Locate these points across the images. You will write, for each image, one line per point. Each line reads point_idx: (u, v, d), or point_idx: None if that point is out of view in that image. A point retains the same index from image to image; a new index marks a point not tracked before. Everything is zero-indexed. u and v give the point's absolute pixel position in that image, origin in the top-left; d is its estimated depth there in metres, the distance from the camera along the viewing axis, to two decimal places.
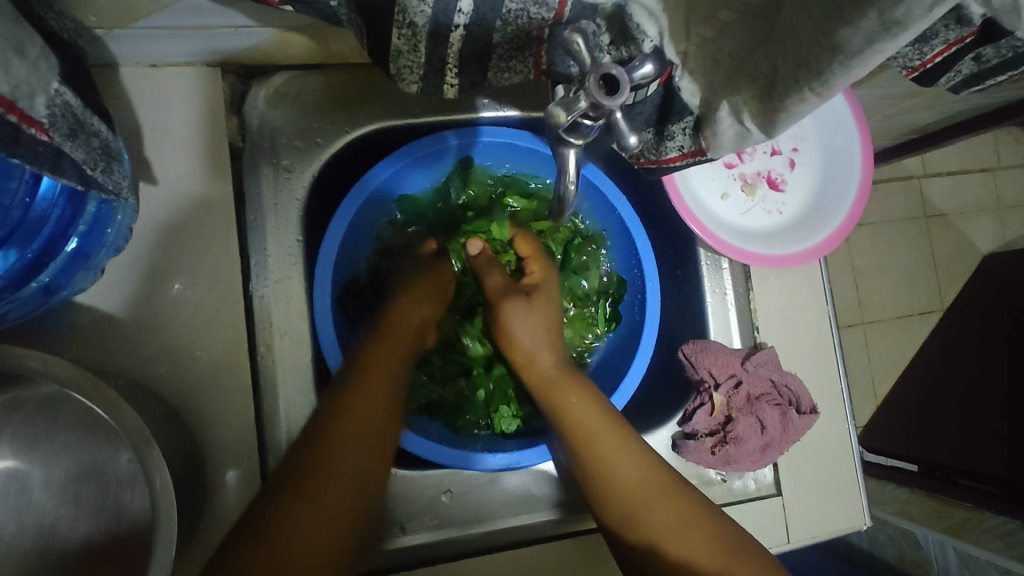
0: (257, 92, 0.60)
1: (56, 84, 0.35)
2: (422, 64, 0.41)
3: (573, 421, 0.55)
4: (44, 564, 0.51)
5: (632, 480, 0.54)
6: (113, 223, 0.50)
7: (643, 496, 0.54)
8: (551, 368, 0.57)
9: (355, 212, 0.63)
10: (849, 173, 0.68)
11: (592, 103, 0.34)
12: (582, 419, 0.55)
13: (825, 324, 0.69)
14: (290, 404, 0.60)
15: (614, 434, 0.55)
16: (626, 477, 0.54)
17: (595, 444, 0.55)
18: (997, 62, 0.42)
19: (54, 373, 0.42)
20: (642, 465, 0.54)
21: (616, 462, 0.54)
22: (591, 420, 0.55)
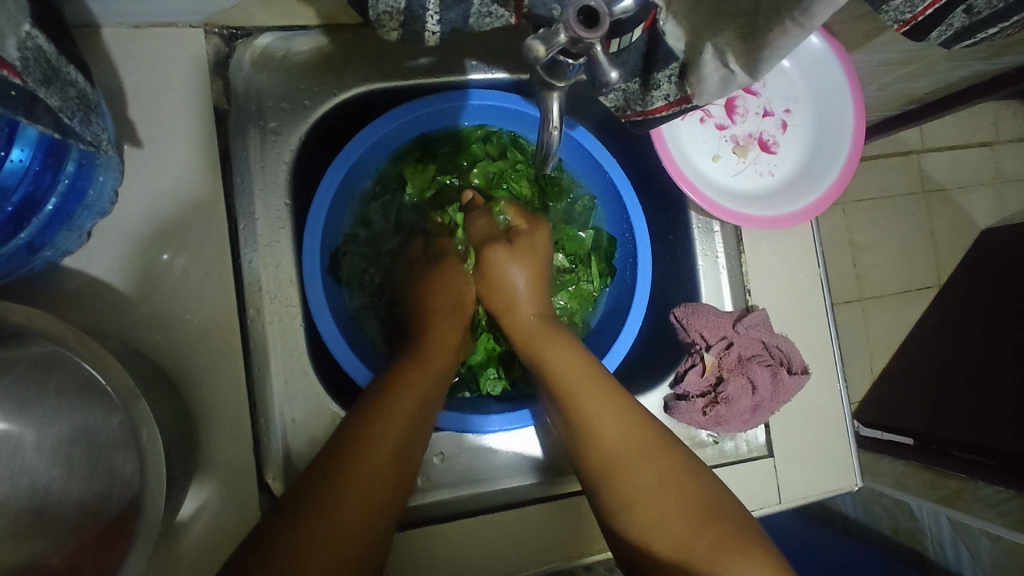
0: (241, 55, 0.59)
1: (27, 27, 0.35)
2: (402, 9, 0.40)
3: (570, 402, 0.55)
4: (40, 524, 0.51)
5: (618, 440, 0.52)
6: (95, 184, 0.50)
7: (638, 477, 0.51)
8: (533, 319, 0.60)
9: (343, 175, 0.62)
10: (841, 135, 0.67)
11: (571, 37, 0.33)
12: (572, 389, 0.55)
13: (817, 287, 0.69)
14: (283, 369, 0.61)
15: (609, 413, 0.53)
16: (608, 428, 0.53)
17: (580, 398, 0.54)
18: (989, 12, 0.42)
19: (38, 328, 0.42)
20: (627, 421, 0.53)
21: (609, 436, 0.53)
22: (573, 368, 0.56)
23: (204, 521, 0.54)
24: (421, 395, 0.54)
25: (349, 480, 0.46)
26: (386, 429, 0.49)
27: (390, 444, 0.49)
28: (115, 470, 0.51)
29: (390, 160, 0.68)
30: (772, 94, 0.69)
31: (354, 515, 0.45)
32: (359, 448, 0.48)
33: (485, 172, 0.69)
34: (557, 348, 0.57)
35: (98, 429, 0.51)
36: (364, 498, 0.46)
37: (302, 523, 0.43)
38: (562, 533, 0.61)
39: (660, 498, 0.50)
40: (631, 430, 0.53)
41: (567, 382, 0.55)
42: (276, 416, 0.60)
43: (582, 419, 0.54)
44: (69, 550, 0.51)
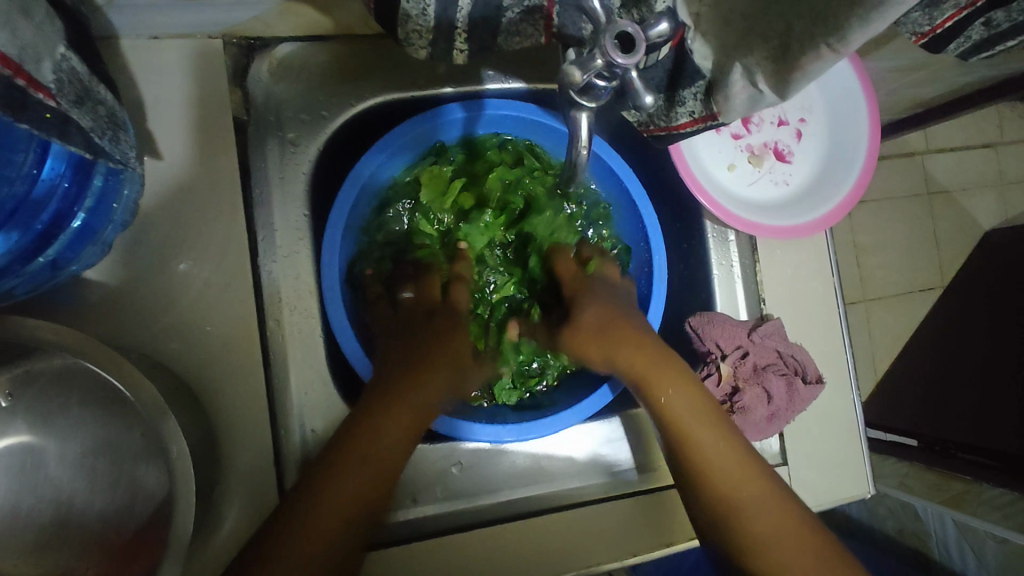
0: (260, 65, 0.59)
1: (62, 49, 0.36)
2: (431, 28, 0.42)
3: (683, 442, 0.57)
4: (61, 537, 0.51)
5: (735, 478, 0.55)
6: (120, 197, 0.50)
7: (754, 510, 0.54)
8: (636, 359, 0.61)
9: (361, 187, 0.62)
10: (856, 145, 0.67)
11: (607, 62, 0.34)
12: (687, 430, 0.57)
13: (831, 295, 0.69)
14: (301, 378, 0.61)
15: (733, 463, 0.55)
16: (720, 466, 0.55)
17: (692, 440, 0.56)
18: (1007, 26, 0.41)
19: (68, 345, 0.42)
20: (737, 460, 0.56)
21: (721, 473, 0.55)
22: (684, 410, 0.58)
23: (226, 530, 0.54)
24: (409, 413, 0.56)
25: (335, 483, 0.50)
26: (380, 444, 0.53)
27: (380, 458, 0.53)
28: (140, 482, 0.51)
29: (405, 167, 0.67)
30: (787, 104, 0.69)
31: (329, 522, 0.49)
32: (341, 465, 0.51)
33: (501, 176, 0.68)
34: (668, 386, 0.59)
35: (123, 441, 0.52)
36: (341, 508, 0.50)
37: (281, 536, 0.47)
38: (583, 542, 0.61)
39: (773, 523, 0.53)
40: (738, 464, 0.56)
41: (681, 420, 0.57)
42: (296, 427, 0.60)
43: (692, 461, 0.56)
44: (94, 562, 0.51)
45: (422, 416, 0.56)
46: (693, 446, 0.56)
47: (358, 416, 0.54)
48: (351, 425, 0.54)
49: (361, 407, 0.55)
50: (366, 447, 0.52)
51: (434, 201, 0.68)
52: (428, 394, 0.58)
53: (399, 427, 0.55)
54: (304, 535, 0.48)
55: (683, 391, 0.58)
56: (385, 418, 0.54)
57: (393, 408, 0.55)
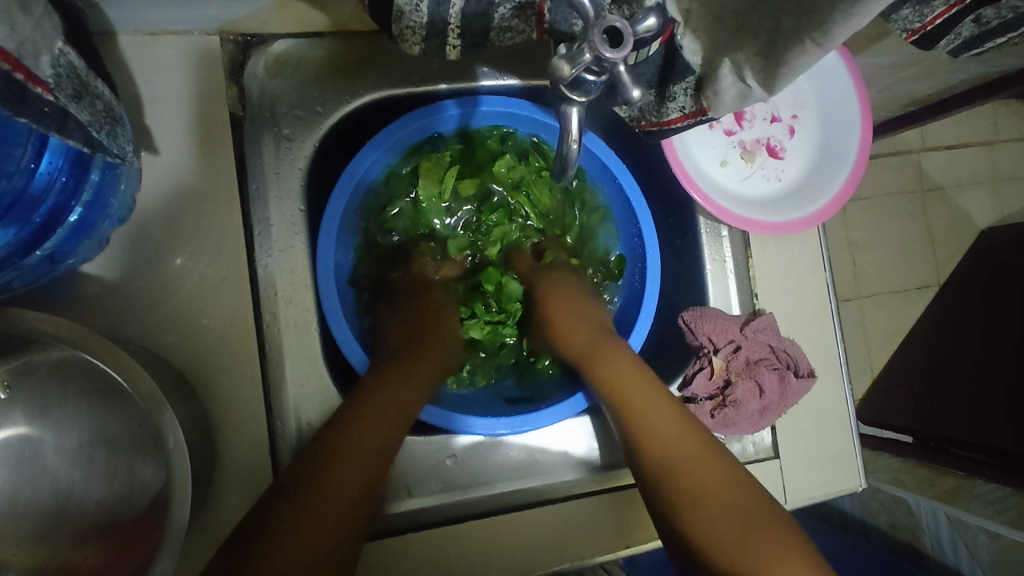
0: (257, 61, 0.60)
1: (60, 44, 0.36)
2: (424, 25, 0.43)
3: (627, 411, 0.56)
4: (58, 528, 0.52)
5: (677, 446, 0.53)
6: (117, 192, 0.50)
7: (691, 474, 0.52)
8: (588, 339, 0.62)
9: (356, 183, 0.63)
10: (848, 141, 0.68)
11: (596, 56, 0.35)
12: (631, 400, 0.56)
13: (823, 291, 0.70)
14: (297, 371, 0.62)
15: (671, 426, 0.55)
16: (664, 432, 0.54)
17: (636, 408, 0.56)
18: (998, 22, 0.42)
19: (66, 336, 0.43)
20: (679, 426, 0.55)
21: (666, 442, 0.53)
22: (630, 378, 0.58)
23: (222, 521, 0.55)
24: (396, 401, 0.55)
25: (337, 471, 0.49)
26: (368, 431, 0.52)
27: (370, 443, 0.51)
28: (137, 473, 0.52)
29: (401, 158, 0.67)
30: (780, 100, 0.70)
31: (326, 508, 0.47)
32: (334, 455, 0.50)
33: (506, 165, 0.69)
34: (614, 360, 0.59)
35: (120, 433, 0.52)
36: (339, 497, 0.48)
37: (277, 526, 0.45)
38: (577, 532, 0.62)
39: (734, 530, 0.48)
40: (702, 461, 0.52)
41: (641, 415, 0.55)
42: (292, 419, 0.60)
43: (636, 427, 0.55)
44: (91, 552, 0.51)
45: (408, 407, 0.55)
46: (636, 414, 0.56)
47: (350, 409, 0.54)
48: (342, 417, 0.53)
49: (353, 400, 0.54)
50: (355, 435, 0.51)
51: (432, 193, 0.68)
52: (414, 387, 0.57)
53: (389, 411, 0.54)
54: (295, 520, 0.45)
55: (629, 366, 0.59)
56: (371, 409, 0.53)
57: (382, 398, 0.54)
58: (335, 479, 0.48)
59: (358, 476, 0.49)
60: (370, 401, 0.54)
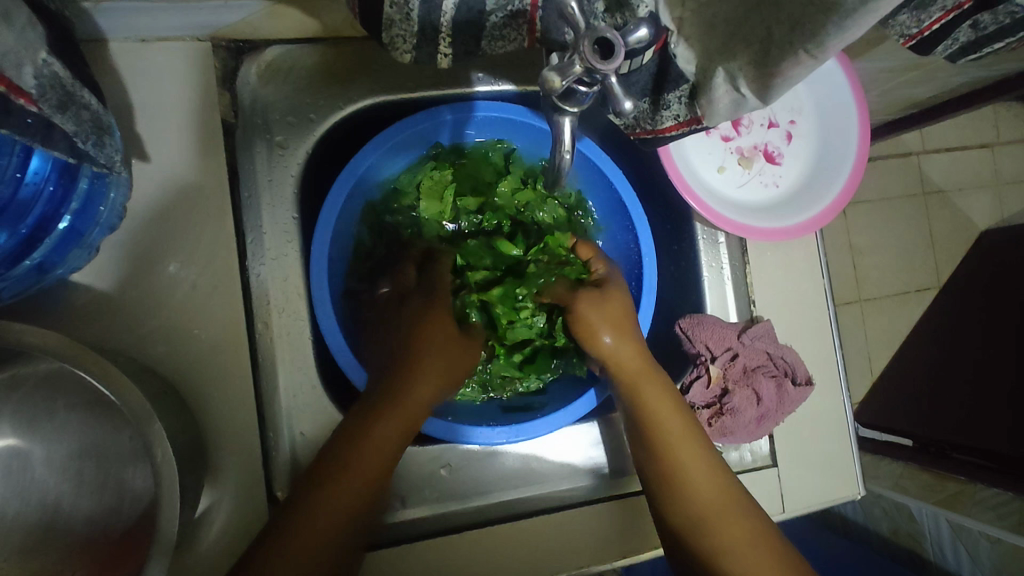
0: (249, 67, 0.59)
1: (44, 54, 0.36)
2: (415, 33, 0.42)
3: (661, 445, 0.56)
4: (47, 541, 0.51)
5: (706, 491, 0.54)
6: (107, 200, 0.50)
7: (716, 517, 0.53)
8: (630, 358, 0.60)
9: (350, 189, 0.62)
10: (846, 146, 0.67)
11: (586, 67, 0.35)
12: (667, 434, 0.57)
13: (821, 297, 0.69)
14: (290, 380, 0.61)
15: (704, 472, 0.55)
16: (695, 476, 0.55)
17: (672, 447, 0.56)
18: (995, 28, 0.41)
19: (52, 349, 0.42)
20: (712, 473, 0.55)
21: (697, 486, 0.54)
22: (665, 411, 0.58)
23: (215, 532, 0.54)
24: (393, 421, 0.54)
25: (338, 493, 0.50)
26: (369, 458, 0.52)
27: (372, 465, 0.52)
28: (127, 484, 0.52)
29: (403, 172, 0.68)
30: (778, 105, 0.69)
31: (321, 530, 0.49)
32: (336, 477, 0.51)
33: (510, 184, 0.70)
34: (653, 390, 0.59)
35: (111, 444, 0.52)
36: (334, 522, 0.49)
37: (282, 545, 0.47)
38: (573, 542, 0.61)
39: None
40: (729, 511, 0.53)
41: (678, 457, 0.55)
42: (285, 428, 0.60)
43: (667, 463, 0.56)
44: (81, 565, 0.51)
45: (413, 426, 0.56)
46: (670, 449, 0.56)
47: (354, 427, 0.54)
48: (345, 438, 0.53)
49: (358, 414, 0.55)
50: (354, 463, 0.52)
51: (436, 212, 0.69)
52: (416, 403, 0.56)
53: (390, 438, 0.54)
54: (296, 539, 0.47)
55: (666, 395, 0.59)
56: (372, 432, 0.53)
57: (382, 414, 0.54)
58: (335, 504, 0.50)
59: (354, 498, 0.51)
60: (372, 427, 0.53)
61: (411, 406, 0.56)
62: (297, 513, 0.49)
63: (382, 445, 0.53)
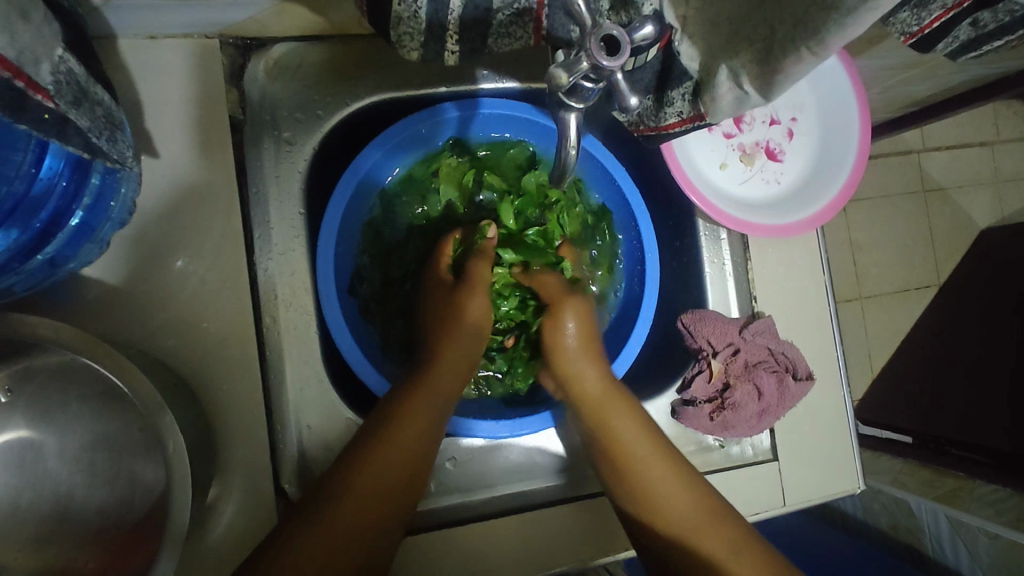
0: (257, 65, 0.60)
1: (60, 51, 0.36)
2: (423, 30, 0.43)
3: (633, 473, 0.58)
4: (59, 532, 0.52)
5: (682, 515, 0.56)
6: (118, 196, 0.51)
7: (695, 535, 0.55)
8: (596, 383, 0.61)
9: (356, 184, 0.63)
10: (847, 144, 0.68)
11: (593, 64, 0.35)
12: (638, 463, 0.58)
13: (821, 293, 0.70)
14: (296, 374, 0.62)
15: (679, 493, 0.57)
16: (671, 502, 0.56)
17: (642, 473, 0.58)
18: (994, 26, 0.42)
19: (66, 341, 0.43)
20: (687, 494, 0.57)
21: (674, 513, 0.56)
22: (636, 439, 0.59)
23: (225, 523, 0.55)
24: (408, 442, 0.54)
25: (365, 487, 0.51)
26: (395, 454, 0.53)
27: (406, 456, 0.54)
28: (138, 476, 0.52)
29: (420, 163, 0.69)
30: (780, 103, 0.70)
31: (351, 524, 0.49)
32: (358, 471, 0.52)
33: (538, 180, 0.69)
34: (620, 418, 0.60)
35: (122, 436, 0.52)
36: (365, 514, 0.50)
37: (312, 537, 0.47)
38: (575, 536, 0.62)
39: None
40: (708, 528, 0.55)
41: (652, 486, 0.57)
42: (292, 422, 0.61)
43: (641, 492, 0.57)
44: (92, 555, 0.52)
45: (435, 418, 0.57)
46: (641, 474, 0.58)
47: (377, 422, 0.55)
48: (377, 430, 0.54)
49: (382, 411, 0.56)
50: (383, 453, 0.53)
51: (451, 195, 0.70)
52: (434, 397, 0.58)
53: (416, 431, 0.55)
54: (323, 531, 0.48)
55: (632, 420, 0.60)
56: (403, 421, 0.55)
57: (396, 434, 0.54)
58: (362, 499, 0.51)
59: (383, 492, 0.52)
60: (398, 425, 0.54)
61: (429, 401, 0.57)
62: (324, 510, 0.49)
63: (406, 438, 0.54)
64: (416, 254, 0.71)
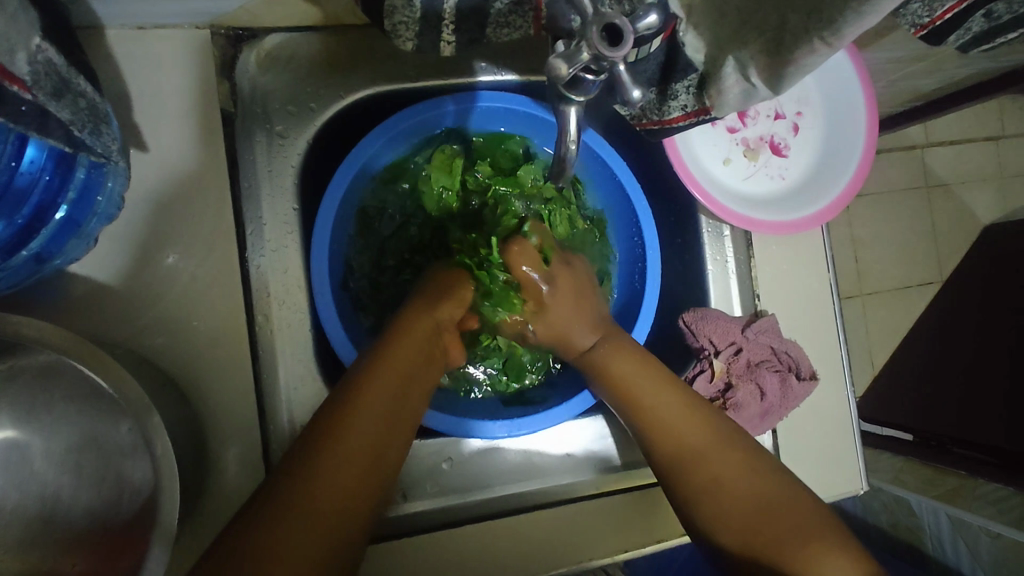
0: (248, 56, 0.58)
1: (38, 40, 0.35)
2: (418, 20, 0.42)
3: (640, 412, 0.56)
4: (46, 534, 0.51)
5: (694, 442, 0.54)
6: (104, 190, 0.49)
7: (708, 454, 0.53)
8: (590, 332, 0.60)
9: (350, 180, 0.62)
10: (854, 138, 0.66)
11: (594, 55, 0.34)
12: (645, 401, 0.56)
13: (826, 291, 0.68)
14: (289, 372, 0.60)
15: (689, 423, 0.55)
16: (683, 431, 0.54)
17: (650, 408, 0.56)
18: (1010, 18, 0.40)
19: (50, 341, 0.42)
20: (698, 423, 0.55)
21: (687, 441, 0.54)
22: (637, 376, 0.57)
23: (216, 524, 0.54)
24: (386, 402, 0.48)
25: (346, 445, 0.45)
26: (368, 412, 0.47)
27: (381, 416, 0.48)
28: (126, 477, 0.51)
29: (415, 153, 0.68)
30: (785, 96, 0.68)
31: (334, 486, 0.43)
32: (335, 431, 0.46)
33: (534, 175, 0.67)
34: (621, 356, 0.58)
35: (110, 436, 0.51)
36: (350, 475, 0.44)
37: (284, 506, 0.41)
38: (571, 535, 0.61)
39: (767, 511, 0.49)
40: (722, 451, 0.53)
41: (660, 420, 0.55)
42: (284, 423, 0.59)
43: (648, 428, 0.56)
44: (80, 558, 0.51)
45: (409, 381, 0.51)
46: (648, 408, 0.56)
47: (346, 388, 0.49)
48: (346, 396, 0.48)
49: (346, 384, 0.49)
50: (354, 414, 0.47)
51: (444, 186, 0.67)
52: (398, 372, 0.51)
53: (389, 391, 0.49)
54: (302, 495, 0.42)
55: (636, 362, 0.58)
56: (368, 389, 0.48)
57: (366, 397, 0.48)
58: (339, 468, 0.44)
59: (365, 455, 0.46)
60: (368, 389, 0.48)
61: (400, 364, 0.51)
62: (295, 472, 0.43)
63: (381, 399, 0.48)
64: (411, 244, 0.68)
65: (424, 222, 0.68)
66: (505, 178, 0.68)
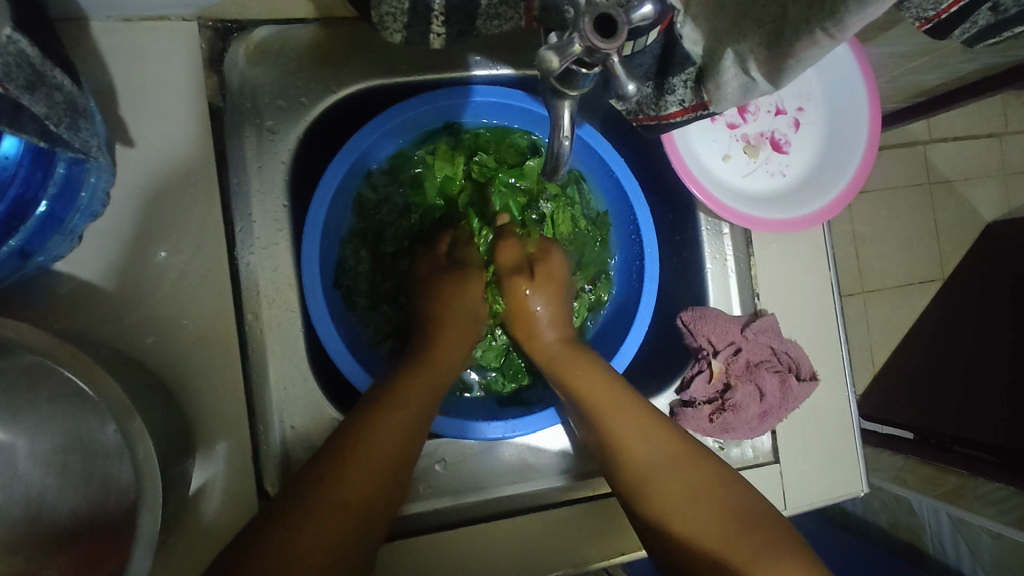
0: (237, 49, 0.57)
1: (8, 31, 0.35)
2: (406, 11, 0.41)
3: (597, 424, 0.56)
4: (31, 536, 0.50)
5: (648, 459, 0.53)
6: (87, 185, 0.48)
7: (660, 469, 0.53)
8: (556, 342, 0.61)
9: (342, 177, 0.60)
10: (856, 134, 0.65)
11: (586, 47, 0.33)
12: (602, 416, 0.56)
13: (827, 290, 0.67)
14: (280, 372, 0.60)
15: (643, 437, 0.54)
16: (637, 445, 0.54)
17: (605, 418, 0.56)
18: (1015, 11, 0.39)
19: (29, 343, 0.41)
20: (654, 437, 0.54)
21: (640, 456, 0.54)
22: (594, 386, 0.57)
23: (204, 526, 0.53)
24: (396, 437, 0.52)
25: (347, 477, 0.49)
26: (374, 442, 0.51)
27: (388, 443, 0.51)
28: (112, 479, 0.50)
29: (415, 144, 0.67)
30: (786, 91, 0.67)
31: (336, 512, 0.47)
32: (346, 460, 0.49)
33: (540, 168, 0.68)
34: (578, 367, 0.59)
35: (95, 438, 0.50)
36: (350, 508, 0.48)
37: (288, 534, 0.44)
38: (570, 536, 0.59)
39: (711, 532, 0.49)
40: (676, 466, 0.53)
41: (613, 432, 0.55)
42: (275, 422, 0.59)
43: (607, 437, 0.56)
44: (65, 562, 0.50)
45: (424, 413, 0.55)
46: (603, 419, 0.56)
47: (357, 419, 0.52)
48: (357, 422, 0.52)
49: (355, 417, 0.53)
50: (362, 446, 0.50)
51: (447, 175, 0.68)
52: (411, 406, 0.54)
53: (402, 427, 0.53)
54: (303, 522, 0.45)
55: (591, 373, 0.58)
56: (378, 420, 0.52)
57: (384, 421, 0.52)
58: (343, 497, 0.48)
59: (366, 484, 0.49)
60: (376, 418, 0.52)
61: (414, 396, 0.55)
62: (303, 500, 0.47)
63: (387, 430, 0.52)
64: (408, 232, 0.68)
65: (424, 212, 0.68)
66: (512, 170, 0.68)
